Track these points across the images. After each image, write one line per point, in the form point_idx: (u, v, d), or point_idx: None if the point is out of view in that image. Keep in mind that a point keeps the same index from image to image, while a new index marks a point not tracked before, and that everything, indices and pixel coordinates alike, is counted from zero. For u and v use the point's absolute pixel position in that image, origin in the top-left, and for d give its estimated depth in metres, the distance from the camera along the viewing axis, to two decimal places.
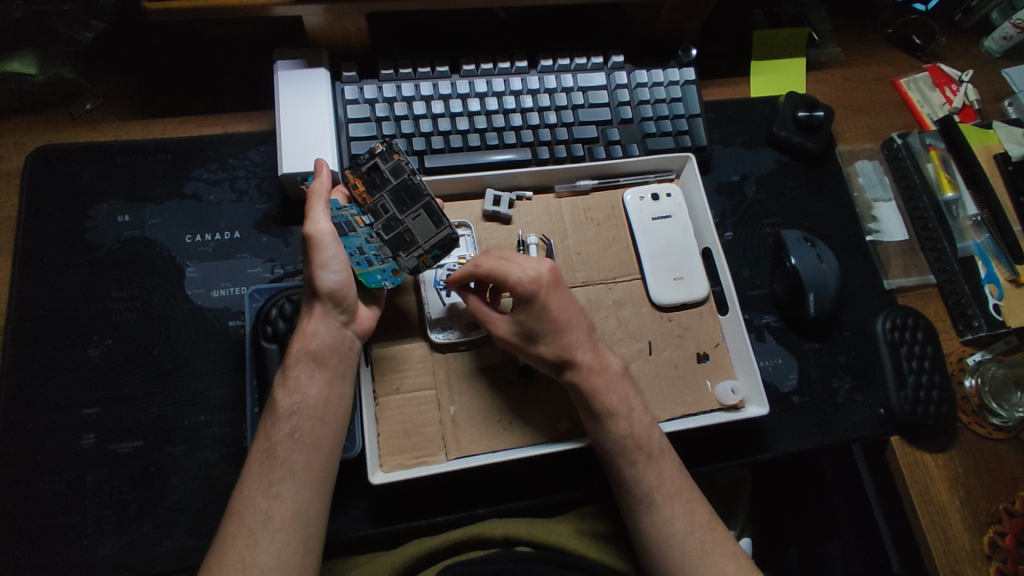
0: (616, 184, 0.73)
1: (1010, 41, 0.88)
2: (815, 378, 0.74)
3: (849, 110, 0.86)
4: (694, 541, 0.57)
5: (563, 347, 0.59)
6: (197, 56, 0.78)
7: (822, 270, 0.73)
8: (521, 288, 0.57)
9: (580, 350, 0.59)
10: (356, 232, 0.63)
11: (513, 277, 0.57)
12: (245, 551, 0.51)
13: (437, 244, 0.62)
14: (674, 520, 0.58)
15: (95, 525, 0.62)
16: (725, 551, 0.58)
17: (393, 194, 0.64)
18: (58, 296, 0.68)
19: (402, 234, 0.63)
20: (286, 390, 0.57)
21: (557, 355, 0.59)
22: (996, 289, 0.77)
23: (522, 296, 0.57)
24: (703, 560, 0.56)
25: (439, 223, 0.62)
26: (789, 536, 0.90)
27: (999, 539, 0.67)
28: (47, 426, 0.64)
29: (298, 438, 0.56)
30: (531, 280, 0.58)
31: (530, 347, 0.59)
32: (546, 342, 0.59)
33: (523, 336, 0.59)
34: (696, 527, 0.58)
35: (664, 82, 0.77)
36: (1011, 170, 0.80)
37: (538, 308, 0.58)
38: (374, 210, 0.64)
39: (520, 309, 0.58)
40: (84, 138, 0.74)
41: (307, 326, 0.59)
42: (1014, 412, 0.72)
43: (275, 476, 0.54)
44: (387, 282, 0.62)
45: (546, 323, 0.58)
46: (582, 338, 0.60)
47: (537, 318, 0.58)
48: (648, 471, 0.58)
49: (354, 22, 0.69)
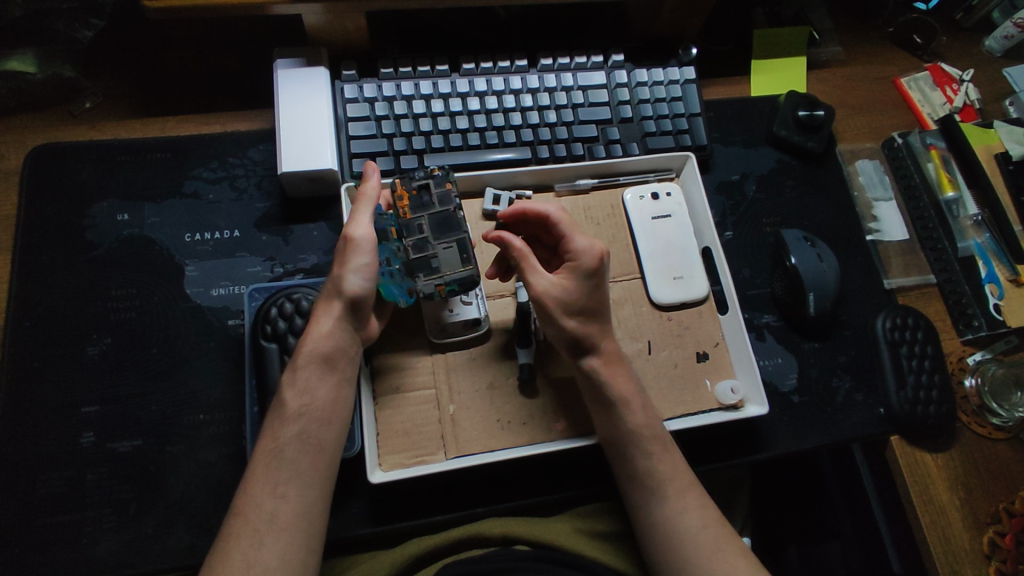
0: (616, 183, 0.73)
1: (1011, 40, 0.88)
2: (815, 377, 0.74)
3: (849, 109, 0.86)
4: (706, 536, 0.57)
5: (592, 331, 0.60)
6: (198, 55, 0.78)
7: (822, 269, 0.73)
8: (588, 257, 0.59)
9: (602, 339, 0.61)
10: (389, 242, 0.62)
11: (583, 246, 0.60)
12: (249, 550, 0.51)
13: (458, 279, 0.61)
14: (688, 514, 0.57)
15: (95, 523, 0.62)
16: (736, 548, 0.57)
17: (431, 218, 0.61)
18: (58, 295, 0.68)
19: (429, 259, 0.61)
20: (298, 391, 0.57)
21: (585, 335, 0.60)
22: (996, 289, 0.77)
23: (586, 267, 0.59)
24: (715, 557, 0.56)
25: (468, 260, 0.61)
26: (789, 536, 0.90)
27: (999, 539, 0.66)
28: (47, 425, 0.64)
29: (307, 439, 0.55)
30: (597, 256, 0.60)
31: (563, 318, 0.59)
32: (581, 319, 0.60)
33: (561, 305, 0.59)
34: (709, 522, 0.57)
35: (664, 81, 0.77)
36: (1011, 169, 0.80)
37: (593, 285, 0.60)
38: (408, 227, 0.61)
39: (571, 277, 0.60)
40: (85, 136, 0.74)
41: (319, 324, 0.58)
42: (1015, 412, 0.72)
43: (281, 475, 0.54)
44: (400, 299, 0.63)
45: (592, 302, 0.60)
46: (595, 324, 0.61)
47: (585, 295, 0.60)
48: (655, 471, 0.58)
49: (355, 20, 0.69)
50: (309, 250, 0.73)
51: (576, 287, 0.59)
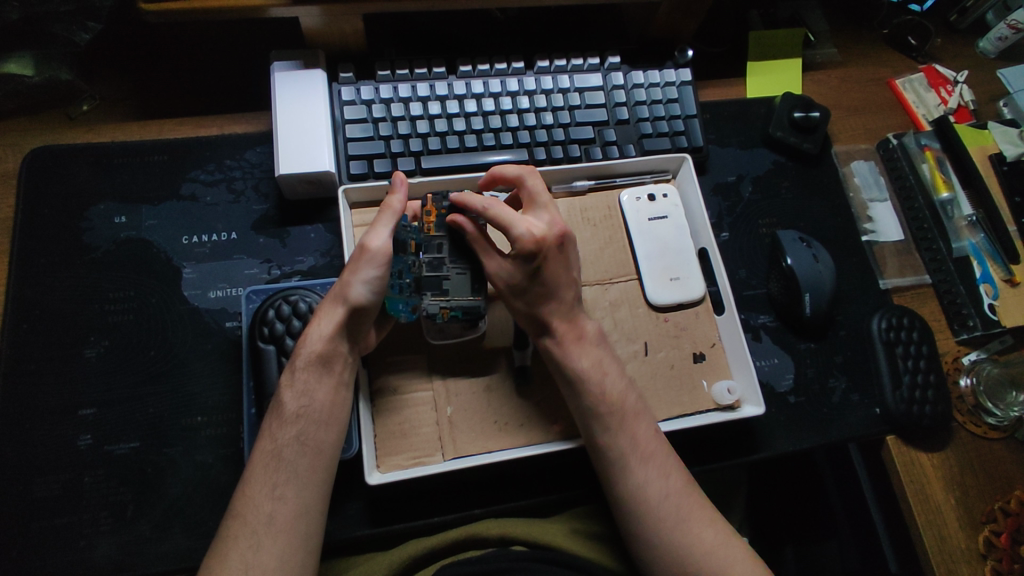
0: (612, 184, 0.73)
1: (1005, 41, 0.89)
2: (811, 378, 0.74)
3: (844, 110, 0.86)
4: (668, 507, 0.57)
5: (542, 313, 0.61)
6: (196, 58, 0.78)
7: (818, 269, 0.74)
8: (522, 244, 0.58)
9: (556, 318, 0.61)
10: (406, 255, 0.62)
11: (517, 233, 0.58)
12: (247, 552, 0.51)
13: (463, 306, 0.62)
14: (647, 485, 0.58)
15: (92, 525, 0.62)
16: (702, 517, 0.58)
17: (452, 241, 0.63)
18: (55, 297, 0.68)
19: (441, 279, 0.62)
20: (296, 389, 0.57)
21: (534, 317, 0.61)
22: (991, 289, 0.77)
23: (521, 253, 0.59)
24: (677, 525, 0.57)
25: (477, 290, 0.62)
26: (787, 537, 0.90)
27: (994, 537, 0.66)
28: (44, 427, 0.64)
29: (303, 441, 0.55)
30: (532, 241, 0.58)
31: (512, 299, 0.61)
32: (528, 302, 0.61)
33: (508, 288, 0.61)
34: (670, 492, 0.58)
35: (660, 83, 0.77)
36: (1006, 170, 0.81)
37: (532, 269, 0.60)
38: (429, 244, 0.63)
39: (515, 259, 0.60)
40: (82, 139, 0.74)
41: (320, 325, 0.58)
42: (1009, 412, 0.72)
43: (279, 477, 0.54)
44: (404, 314, 0.62)
45: (535, 285, 0.60)
46: (546, 303, 0.61)
47: (528, 278, 0.60)
48: (644, 477, 0.58)
49: (351, 23, 0.69)
50: (306, 252, 0.73)
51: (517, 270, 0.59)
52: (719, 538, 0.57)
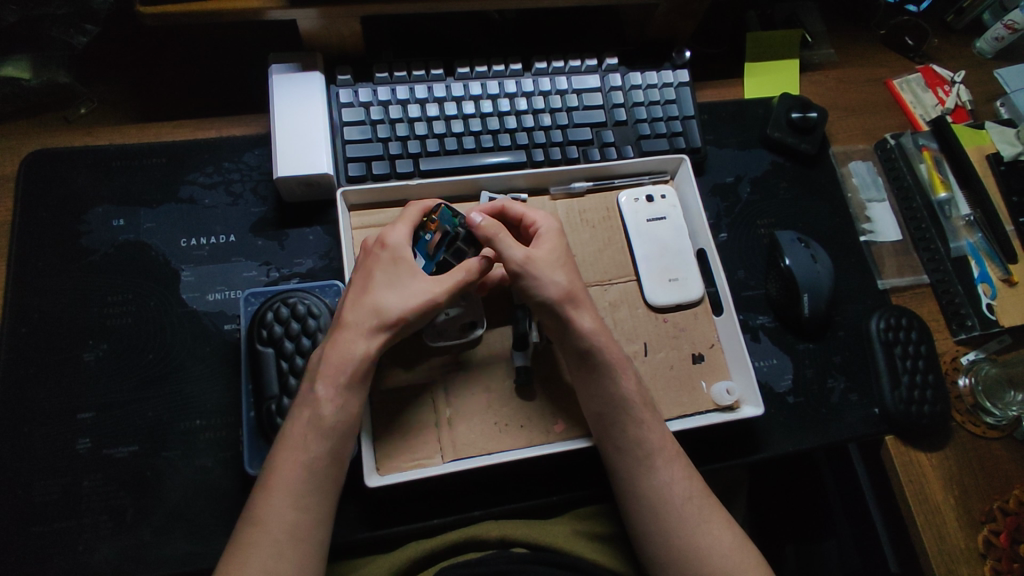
0: (610, 186, 0.73)
1: (1002, 41, 0.89)
2: (809, 378, 0.74)
3: (841, 110, 0.87)
4: (692, 507, 0.58)
5: (577, 288, 0.60)
6: (193, 60, 0.78)
7: (816, 270, 0.74)
8: (551, 219, 0.64)
9: (586, 304, 0.61)
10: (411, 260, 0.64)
11: (541, 213, 0.64)
12: (269, 560, 0.51)
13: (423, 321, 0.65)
14: (674, 484, 0.58)
15: (91, 530, 0.62)
16: (709, 521, 0.58)
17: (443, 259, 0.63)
18: (54, 301, 0.68)
19: None
20: (332, 396, 0.55)
21: (573, 290, 0.60)
22: (989, 289, 0.77)
23: (552, 228, 0.63)
24: (698, 527, 0.57)
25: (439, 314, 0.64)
26: (786, 536, 0.91)
27: (993, 537, 0.66)
28: (43, 431, 0.64)
29: (331, 450, 0.55)
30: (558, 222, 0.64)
31: (550, 271, 0.59)
32: (565, 275, 0.60)
33: (545, 261, 0.60)
34: (694, 493, 0.59)
35: (658, 84, 0.78)
36: (1003, 170, 0.81)
37: (565, 244, 0.63)
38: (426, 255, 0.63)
39: (543, 238, 0.62)
40: (79, 142, 0.74)
41: (356, 348, 0.56)
42: (1008, 412, 0.72)
43: (306, 487, 0.54)
44: None
45: (567, 259, 0.62)
46: (575, 278, 0.61)
47: (559, 251, 0.61)
48: (670, 477, 0.59)
49: (349, 25, 0.70)
50: (304, 254, 0.73)
51: (550, 244, 0.61)
52: (738, 543, 0.58)
